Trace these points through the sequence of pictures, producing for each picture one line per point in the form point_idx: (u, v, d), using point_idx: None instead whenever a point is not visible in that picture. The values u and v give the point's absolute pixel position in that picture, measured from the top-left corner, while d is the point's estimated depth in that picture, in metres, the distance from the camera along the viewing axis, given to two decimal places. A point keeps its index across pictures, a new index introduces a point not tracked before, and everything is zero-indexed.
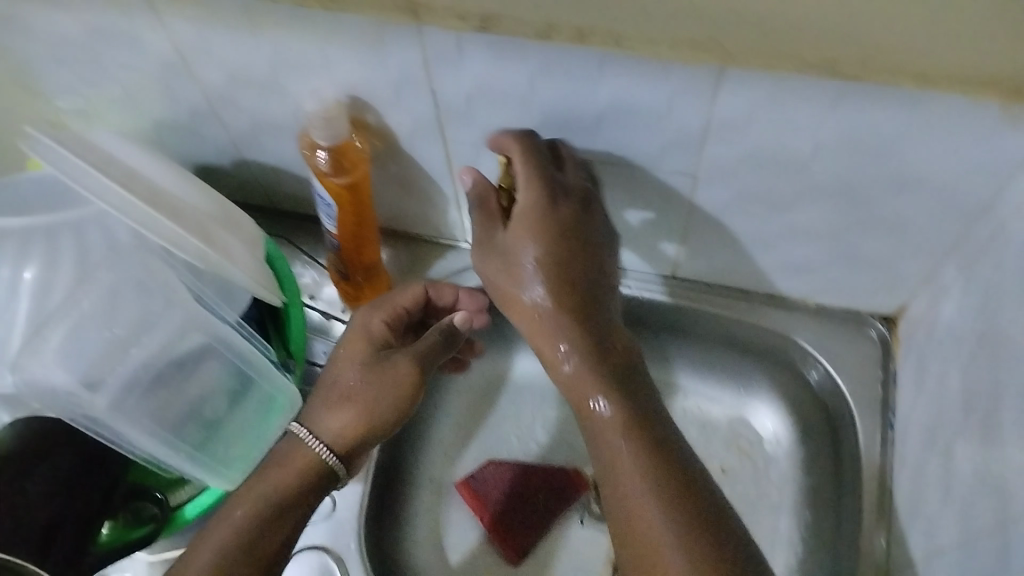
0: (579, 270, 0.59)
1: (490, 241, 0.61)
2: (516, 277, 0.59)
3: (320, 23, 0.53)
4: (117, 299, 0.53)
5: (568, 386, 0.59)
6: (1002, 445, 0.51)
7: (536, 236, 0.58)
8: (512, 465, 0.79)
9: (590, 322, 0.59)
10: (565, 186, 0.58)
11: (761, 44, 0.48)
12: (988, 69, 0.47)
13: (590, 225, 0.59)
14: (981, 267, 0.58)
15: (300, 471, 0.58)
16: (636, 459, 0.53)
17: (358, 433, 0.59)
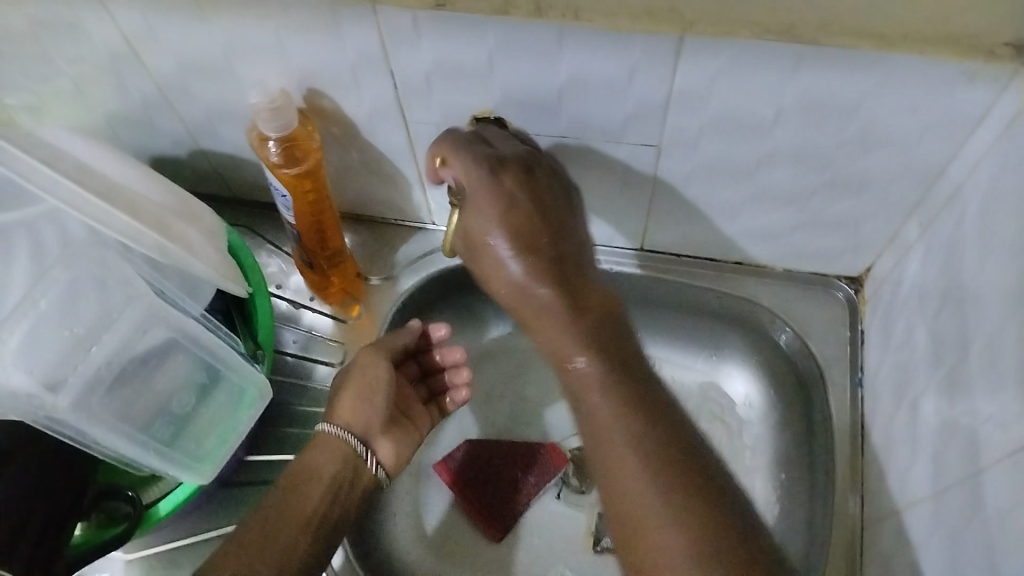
0: (541, 227, 0.56)
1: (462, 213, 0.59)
2: (488, 252, 0.57)
3: (272, 4, 0.52)
4: (76, 298, 0.51)
5: (553, 349, 0.56)
6: (968, 397, 0.53)
7: (493, 202, 0.56)
8: (486, 443, 0.78)
9: (571, 286, 0.56)
10: (503, 153, 0.57)
11: (717, 12, 0.49)
12: (937, 27, 0.48)
13: (538, 183, 0.57)
14: (942, 223, 0.59)
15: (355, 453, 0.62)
16: (634, 444, 0.51)
17: (345, 410, 0.64)
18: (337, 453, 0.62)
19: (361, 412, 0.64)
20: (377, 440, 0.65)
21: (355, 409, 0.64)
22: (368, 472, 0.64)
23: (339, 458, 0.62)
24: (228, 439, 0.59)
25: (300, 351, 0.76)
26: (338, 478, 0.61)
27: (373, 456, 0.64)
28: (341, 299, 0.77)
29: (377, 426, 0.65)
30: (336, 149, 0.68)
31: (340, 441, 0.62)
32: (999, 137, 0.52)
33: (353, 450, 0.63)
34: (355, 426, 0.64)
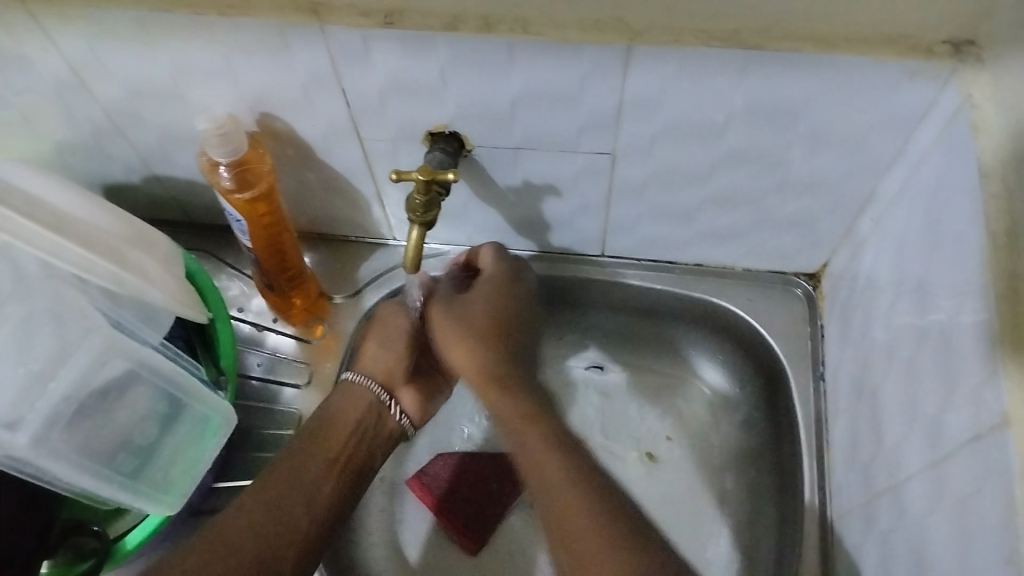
0: (504, 320, 0.65)
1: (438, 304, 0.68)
2: (453, 335, 0.65)
3: (219, 28, 0.52)
4: (32, 335, 0.51)
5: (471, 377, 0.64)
6: (925, 388, 0.54)
7: (476, 308, 0.65)
8: (460, 455, 0.79)
9: (509, 343, 0.65)
10: (494, 276, 0.68)
11: (663, 22, 0.50)
12: (875, 29, 0.49)
13: (519, 288, 0.68)
14: (892, 218, 0.61)
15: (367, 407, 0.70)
16: (554, 471, 0.58)
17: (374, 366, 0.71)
18: (359, 400, 0.69)
19: (384, 361, 0.71)
20: (401, 390, 0.72)
21: (380, 361, 0.71)
22: (393, 421, 0.72)
23: (361, 405, 0.69)
24: (193, 469, 0.58)
25: (265, 373, 0.75)
26: (361, 421, 0.69)
27: (395, 404, 0.72)
28: (305, 320, 0.77)
29: (402, 376, 0.72)
30: (292, 170, 0.68)
31: (364, 388, 0.70)
32: (943, 132, 0.53)
33: (375, 397, 0.70)
34: (378, 375, 0.71)
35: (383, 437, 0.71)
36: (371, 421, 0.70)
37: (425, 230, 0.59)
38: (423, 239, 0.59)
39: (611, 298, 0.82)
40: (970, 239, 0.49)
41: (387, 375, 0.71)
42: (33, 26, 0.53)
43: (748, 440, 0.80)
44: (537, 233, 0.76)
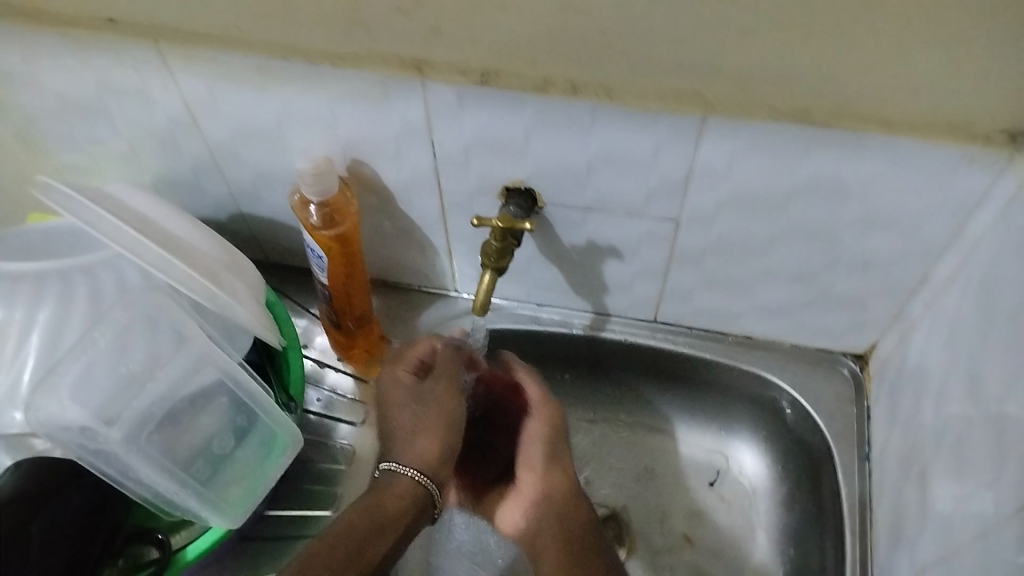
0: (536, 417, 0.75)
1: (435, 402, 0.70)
2: (437, 425, 0.69)
3: (328, 76, 0.57)
4: (128, 339, 0.55)
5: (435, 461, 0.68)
6: (975, 465, 0.55)
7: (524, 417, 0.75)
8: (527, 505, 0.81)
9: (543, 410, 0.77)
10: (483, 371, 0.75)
11: (739, 96, 0.54)
12: (934, 113, 0.53)
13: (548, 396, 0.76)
14: (944, 300, 0.63)
15: (403, 501, 0.65)
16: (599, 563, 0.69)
17: (427, 451, 0.68)
18: (407, 490, 0.66)
19: (433, 451, 0.68)
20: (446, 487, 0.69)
21: (437, 453, 0.68)
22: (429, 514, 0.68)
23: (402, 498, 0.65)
24: (257, 487, 0.62)
25: (323, 410, 0.78)
26: (415, 523, 0.66)
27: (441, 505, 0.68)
28: (362, 360, 0.80)
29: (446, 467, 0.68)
30: (370, 216, 0.72)
31: (410, 480, 0.66)
32: (996, 218, 0.56)
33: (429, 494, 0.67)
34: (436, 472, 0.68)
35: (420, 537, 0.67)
36: (419, 522, 0.66)
37: (496, 276, 0.63)
38: (494, 285, 0.63)
39: (660, 365, 0.84)
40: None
41: (441, 474, 0.68)
42: (160, 65, 0.59)
43: (787, 518, 0.81)
44: (594, 293, 0.79)
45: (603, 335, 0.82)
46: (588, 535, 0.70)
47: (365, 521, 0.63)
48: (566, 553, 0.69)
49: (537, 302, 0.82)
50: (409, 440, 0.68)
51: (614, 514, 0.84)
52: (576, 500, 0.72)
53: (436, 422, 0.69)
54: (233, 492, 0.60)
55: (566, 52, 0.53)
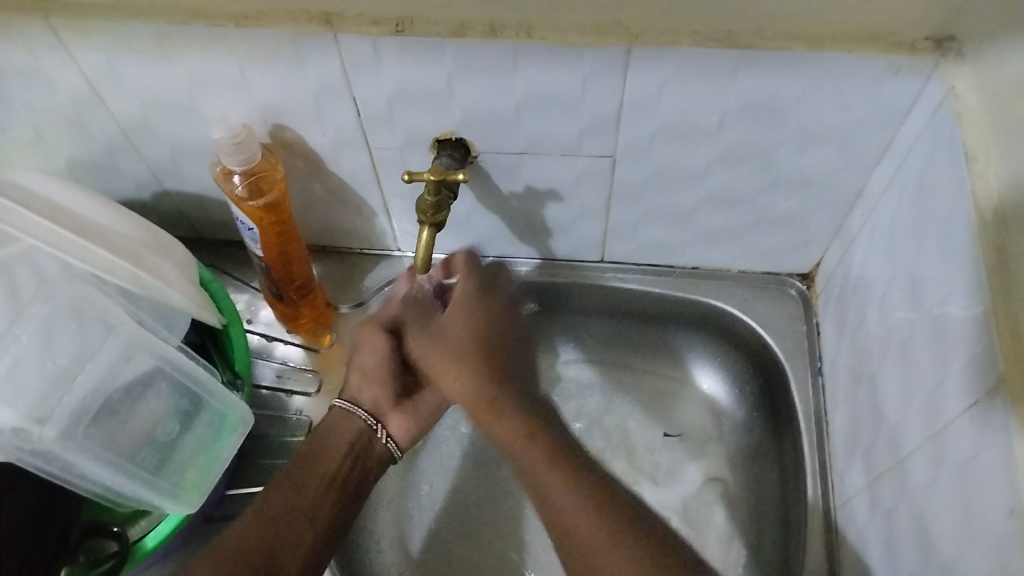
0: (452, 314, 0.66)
1: (370, 343, 0.70)
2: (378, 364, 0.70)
3: (234, 38, 0.54)
4: (53, 332, 0.54)
5: (372, 399, 0.70)
6: (922, 369, 0.56)
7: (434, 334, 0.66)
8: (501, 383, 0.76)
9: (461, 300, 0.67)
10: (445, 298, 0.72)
11: (662, 23, 0.53)
12: (855, 24, 0.52)
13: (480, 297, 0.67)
14: (882, 213, 0.64)
15: (343, 436, 0.68)
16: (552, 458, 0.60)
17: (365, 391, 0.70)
18: (350, 424, 0.68)
19: (373, 386, 0.70)
20: (388, 415, 0.70)
21: (365, 386, 0.70)
22: (379, 445, 0.69)
23: (347, 431, 0.68)
24: (212, 468, 0.61)
25: (275, 382, 0.77)
26: (353, 445, 0.68)
27: (383, 430, 0.70)
28: (309, 329, 0.78)
29: (388, 402, 0.70)
30: (300, 181, 0.70)
31: (350, 415, 0.69)
32: (926, 126, 0.56)
33: (364, 424, 0.69)
34: (365, 402, 0.70)
35: (373, 462, 0.69)
36: (361, 446, 0.68)
37: (434, 232, 0.62)
38: (432, 241, 0.62)
39: (611, 304, 0.84)
40: (959, 224, 0.51)
41: (374, 404, 0.70)
42: (54, 42, 0.55)
43: (749, 440, 0.82)
44: (538, 238, 0.78)
45: (552, 279, 0.81)
46: (541, 463, 0.60)
47: (300, 459, 0.65)
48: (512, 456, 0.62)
49: (481, 253, 0.81)
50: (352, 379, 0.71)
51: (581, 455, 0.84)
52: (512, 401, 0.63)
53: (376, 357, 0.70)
54: (188, 476, 0.60)
55: None
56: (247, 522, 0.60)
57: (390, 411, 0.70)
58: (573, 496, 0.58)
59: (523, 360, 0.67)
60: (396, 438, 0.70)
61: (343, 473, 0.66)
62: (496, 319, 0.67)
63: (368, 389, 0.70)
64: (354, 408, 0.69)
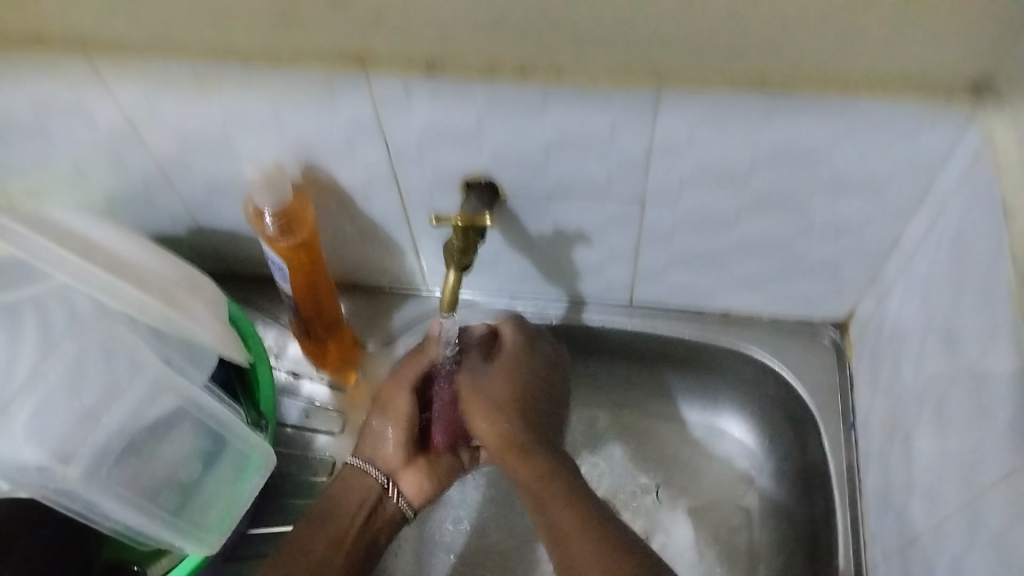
0: (517, 382, 0.68)
1: (387, 404, 0.72)
2: (392, 422, 0.71)
3: (268, 76, 0.55)
4: (83, 372, 0.56)
5: (380, 457, 0.72)
6: (959, 424, 0.54)
7: (491, 387, 0.67)
8: (542, 380, 0.69)
9: (517, 393, 0.67)
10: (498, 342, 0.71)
11: (693, 66, 0.52)
12: (890, 69, 0.51)
13: (528, 360, 0.69)
14: (919, 262, 0.62)
15: (353, 492, 0.70)
16: (602, 549, 0.58)
17: (374, 448, 0.72)
18: (360, 483, 0.70)
19: (379, 446, 0.72)
20: (401, 473, 0.72)
21: (375, 446, 0.72)
22: (391, 504, 0.72)
23: (361, 489, 0.70)
24: (232, 509, 0.63)
25: (300, 421, 0.77)
26: (364, 503, 0.70)
27: (395, 488, 0.72)
28: (336, 366, 0.78)
29: (398, 458, 0.71)
30: (330, 219, 0.70)
31: (361, 472, 0.71)
32: (965, 173, 0.55)
33: (376, 483, 0.71)
34: (378, 461, 0.72)
35: (382, 521, 0.71)
36: (371, 506, 0.70)
37: (460, 274, 0.62)
38: (459, 284, 0.62)
39: (639, 348, 0.83)
40: (997, 277, 0.50)
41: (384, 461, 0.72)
42: (95, 79, 0.57)
43: (780, 492, 0.80)
44: (567, 280, 0.77)
45: (579, 322, 0.81)
46: (589, 559, 0.57)
47: (312, 519, 0.68)
48: (552, 526, 0.61)
49: (509, 294, 0.81)
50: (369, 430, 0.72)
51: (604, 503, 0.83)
52: (556, 481, 0.64)
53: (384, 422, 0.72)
54: (210, 515, 0.61)
55: (510, 36, 0.51)
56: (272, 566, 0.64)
57: (401, 470, 0.72)
58: (596, 553, 0.58)
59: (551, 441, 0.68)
60: (408, 496, 0.73)
61: (355, 532, 0.68)
62: (522, 384, 0.68)
63: (372, 447, 0.72)
64: (360, 462, 0.71)
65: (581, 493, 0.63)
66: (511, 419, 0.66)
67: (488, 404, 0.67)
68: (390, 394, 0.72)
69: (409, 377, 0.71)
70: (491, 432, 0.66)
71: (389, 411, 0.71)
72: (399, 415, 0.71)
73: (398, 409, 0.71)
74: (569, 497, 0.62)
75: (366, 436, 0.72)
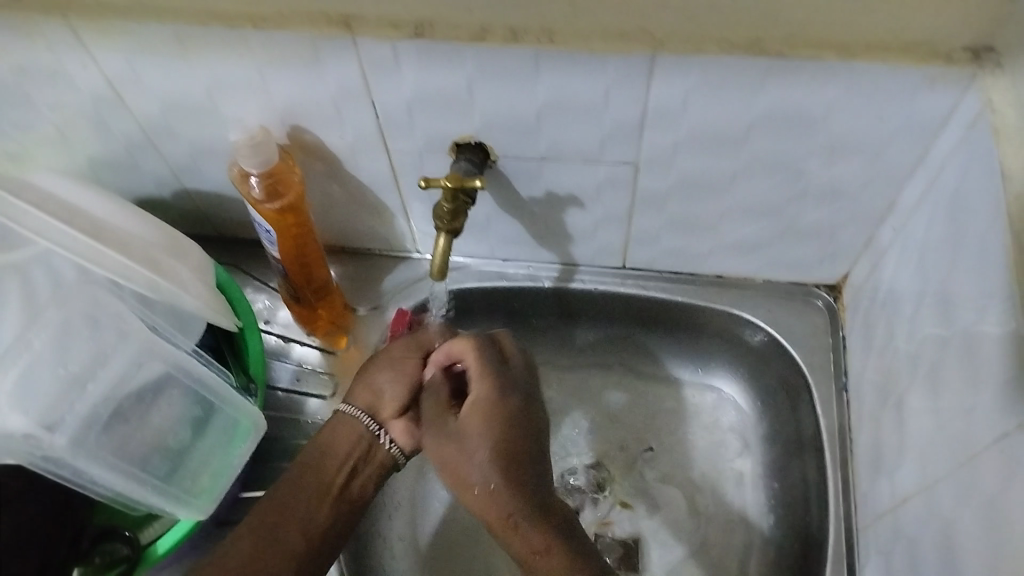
0: (505, 405, 0.62)
1: (386, 357, 0.68)
2: (386, 378, 0.67)
3: (252, 39, 0.53)
4: (69, 337, 0.55)
5: (372, 408, 0.67)
6: (951, 391, 0.54)
7: (481, 410, 0.61)
8: (525, 397, 0.63)
9: (503, 411, 0.61)
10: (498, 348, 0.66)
11: (688, 30, 0.51)
12: (889, 33, 0.50)
13: (518, 378, 0.64)
14: (914, 227, 0.62)
15: (342, 441, 0.67)
16: None
17: (368, 397, 0.68)
18: (351, 430, 0.67)
19: (374, 396, 0.68)
20: (390, 422, 0.68)
21: (368, 395, 0.68)
22: (381, 451, 0.68)
23: (349, 436, 0.67)
24: (224, 473, 0.63)
25: (291, 385, 0.77)
26: (352, 453, 0.67)
27: (386, 436, 0.68)
28: (326, 330, 0.78)
29: (393, 410, 0.67)
30: (319, 183, 0.69)
31: (353, 421, 0.67)
32: (962, 139, 0.54)
33: (368, 431, 0.67)
34: (370, 408, 0.67)
35: (371, 469, 0.67)
36: (359, 454, 0.67)
37: (451, 239, 0.61)
38: (449, 248, 0.61)
39: (632, 311, 0.83)
40: (993, 247, 0.49)
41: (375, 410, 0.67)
42: (74, 41, 0.55)
43: (771, 452, 0.80)
44: (559, 244, 0.76)
45: (572, 285, 0.80)
46: None
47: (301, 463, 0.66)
48: (525, 549, 0.58)
49: (501, 257, 0.80)
50: (363, 379, 0.68)
51: (597, 464, 0.83)
52: (535, 506, 0.59)
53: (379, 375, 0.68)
54: (201, 479, 0.62)
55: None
56: (249, 521, 0.62)
57: (393, 419, 0.68)
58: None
59: (546, 470, 0.62)
60: (399, 445, 0.68)
61: (343, 479, 0.65)
62: (524, 413, 0.62)
63: (366, 399, 0.68)
64: (353, 412, 0.67)
65: (572, 535, 0.59)
66: (487, 447, 0.60)
67: (489, 422, 0.61)
68: (388, 353, 0.68)
69: (409, 343, 0.68)
70: (474, 464, 0.60)
71: (383, 364, 0.68)
72: (393, 374, 0.67)
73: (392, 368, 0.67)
74: (555, 549, 0.57)
75: (362, 388, 0.68)
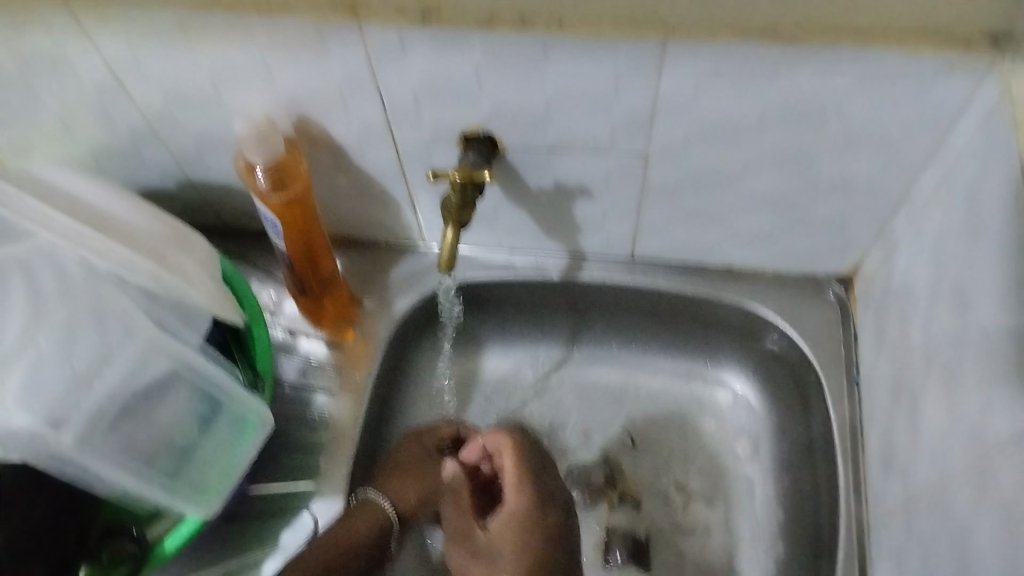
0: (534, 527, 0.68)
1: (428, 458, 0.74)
2: (426, 473, 0.73)
3: (258, 27, 0.52)
4: (76, 333, 0.54)
5: (403, 500, 0.71)
6: (968, 383, 0.53)
7: (507, 513, 0.69)
8: (557, 508, 0.69)
9: (532, 520, 0.68)
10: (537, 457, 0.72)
11: (701, 16, 0.50)
12: (908, 16, 0.49)
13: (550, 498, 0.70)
14: (929, 217, 0.60)
15: (367, 527, 0.67)
16: None
17: (408, 496, 0.71)
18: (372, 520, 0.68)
19: (407, 489, 0.72)
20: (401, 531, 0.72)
21: (405, 490, 0.71)
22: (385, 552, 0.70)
23: (369, 524, 0.68)
24: (230, 469, 0.63)
25: (297, 378, 0.76)
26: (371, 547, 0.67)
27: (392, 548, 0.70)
28: (333, 323, 0.78)
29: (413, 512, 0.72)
30: (325, 174, 0.69)
31: (375, 509, 0.69)
32: (980, 128, 0.53)
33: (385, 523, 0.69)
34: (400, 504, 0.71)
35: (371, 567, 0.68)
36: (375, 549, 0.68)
37: (458, 231, 0.60)
38: (457, 239, 0.61)
39: (639, 304, 0.82)
40: (1013, 238, 0.48)
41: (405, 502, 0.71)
42: (75, 28, 0.54)
43: (781, 445, 0.80)
44: (568, 235, 0.75)
45: (580, 277, 0.79)
46: None
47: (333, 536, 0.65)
48: None
49: (508, 249, 0.79)
50: (403, 477, 0.72)
51: (604, 457, 0.82)
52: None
53: (426, 470, 0.73)
54: (208, 475, 0.62)
55: None
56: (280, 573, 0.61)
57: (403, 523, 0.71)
58: None
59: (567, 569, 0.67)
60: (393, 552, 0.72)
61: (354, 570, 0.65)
62: (551, 534, 0.68)
63: (400, 491, 0.71)
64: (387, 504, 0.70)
65: None
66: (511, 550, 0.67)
67: (522, 536, 0.67)
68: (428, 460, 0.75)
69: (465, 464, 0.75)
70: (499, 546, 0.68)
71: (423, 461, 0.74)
72: (434, 468, 0.74)
73: (435, 460, 0.74)
74: None
75: (401, 475, 0.72)
